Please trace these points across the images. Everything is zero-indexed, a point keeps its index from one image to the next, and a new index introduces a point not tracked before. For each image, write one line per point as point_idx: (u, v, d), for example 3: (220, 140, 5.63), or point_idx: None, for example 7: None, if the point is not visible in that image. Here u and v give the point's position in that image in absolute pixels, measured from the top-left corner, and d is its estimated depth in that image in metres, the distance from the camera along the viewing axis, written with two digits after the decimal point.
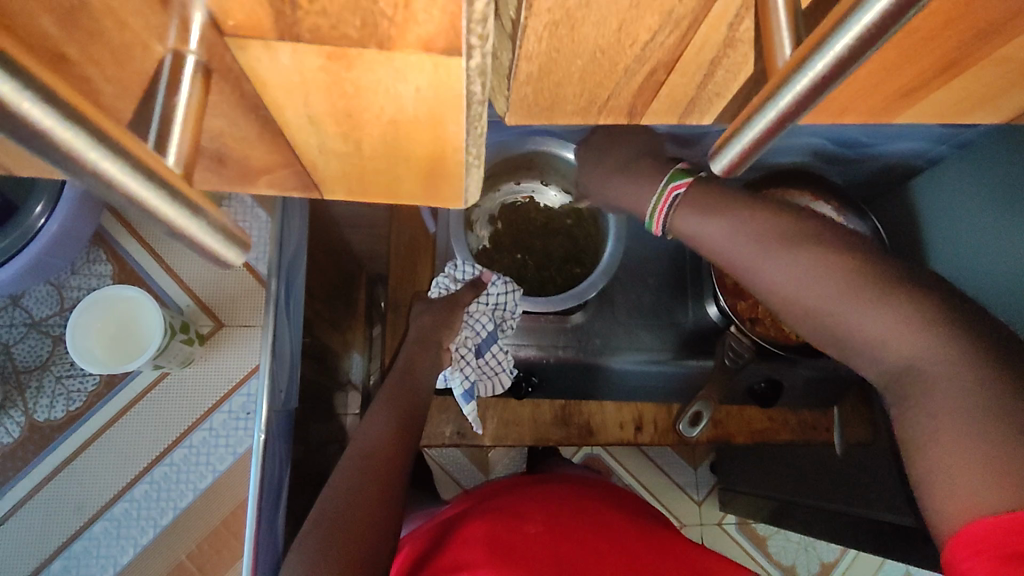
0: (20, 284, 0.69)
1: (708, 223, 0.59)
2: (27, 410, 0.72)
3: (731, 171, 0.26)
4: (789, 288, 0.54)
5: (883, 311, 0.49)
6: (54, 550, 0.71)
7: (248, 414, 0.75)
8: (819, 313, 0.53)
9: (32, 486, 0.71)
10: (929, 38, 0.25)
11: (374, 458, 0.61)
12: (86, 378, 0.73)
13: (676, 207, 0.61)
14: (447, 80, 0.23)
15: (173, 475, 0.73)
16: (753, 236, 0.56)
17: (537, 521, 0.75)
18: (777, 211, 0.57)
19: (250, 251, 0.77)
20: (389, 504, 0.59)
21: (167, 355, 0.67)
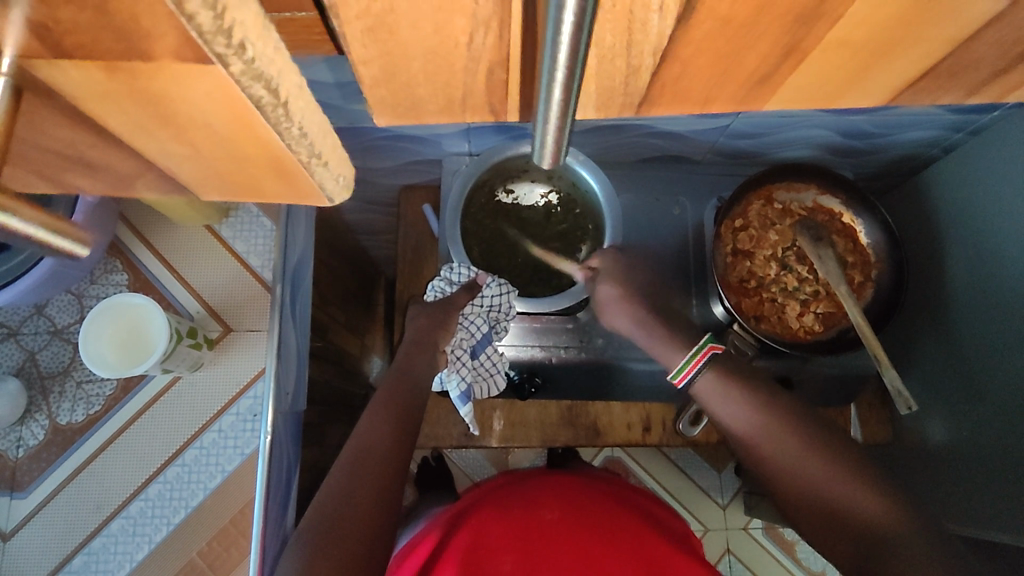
0: (41, 293, 0.73)
1: (725, 399, 0.70)
2: (51, 414, 0.74)
3: (556, 159, 0.33)
4: (787, 466, 0.64)
5: (866, 495, 0.59)
6: (75, 546, 0.70)
7: (254, 416, 0.75)
8: (811, 499, 0.62)
9: (56, 484, 0.72)
10: (752, 23, 0.26)
11: (371, 454, 0.63)
12: (104, 382, 0.74)
13: (705, 370, 0.71)
14: (224, 85, 0.24)
15: (189, 471, 0.73)
16: (750, 413, 0.67)
17: (554, 508, 0.76)
18: (774, 399, 0.68)
19: (254, 258, 0.79)
20: (383, 506, 0.60)
21: (173, 362, 0.70)
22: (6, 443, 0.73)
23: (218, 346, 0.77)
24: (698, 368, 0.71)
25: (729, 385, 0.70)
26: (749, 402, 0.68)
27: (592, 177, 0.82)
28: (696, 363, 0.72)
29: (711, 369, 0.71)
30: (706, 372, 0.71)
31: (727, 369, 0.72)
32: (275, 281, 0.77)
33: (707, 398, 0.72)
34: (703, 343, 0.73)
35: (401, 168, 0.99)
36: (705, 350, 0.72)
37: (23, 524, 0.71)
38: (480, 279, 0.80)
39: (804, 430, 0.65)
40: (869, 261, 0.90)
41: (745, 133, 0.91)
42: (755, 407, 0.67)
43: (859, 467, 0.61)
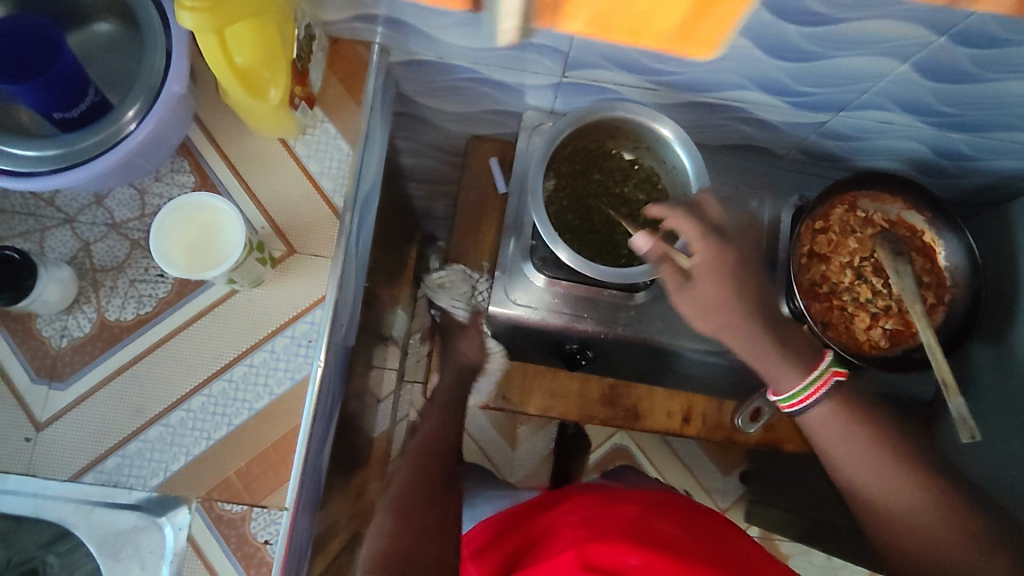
0: (106, 180, 0.69)
1: (841, 433, 0.71)
2: (100, 308, 0.71)
3: None
4: (903, 512, 0.67)
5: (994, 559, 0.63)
6: (110, 447, 0.68)
7: (310, 342, 0.71)
8: (918, 551, 0.66)
9: (97, 381, 0.69)
10: None
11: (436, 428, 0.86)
12: (158, 284, 0.71)
13: (827, 400, 0.72)
14: None
15: (235, 389, 0.70)
16: (868, 451, 0.70)
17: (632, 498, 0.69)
18: (894, 437, 0.70)
19: (327, 181, 0.75)
20: (427, 501, 0.73)
21: (239, 273, 0.67)
22: (51, 331, 0.70)
23: (281, 265, 0.73)
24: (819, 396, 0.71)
25: (848, 417, 0.71)
26: (881, 446, 0.69)
27: (685, 153, 0.78)
28: (818, 391, 0.71)
29: (831, 399, 0.72)
30: (828, 403, 0.72)
31: (848, 396, 0.73)
32: (346, 208, 0.74)
33: (813, 420, 0.73)
34: (825, 367, 0.73)
35: (474, 116, 0.96)
36: (828, 376, 0.72)
37: (58, 417, 0.68)
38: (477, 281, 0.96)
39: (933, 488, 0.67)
40: (945, 284, 0.87)
41: (837, 134, 0.90)
42: (882, 455, 0.69)
43: (974, 517, 0.66)
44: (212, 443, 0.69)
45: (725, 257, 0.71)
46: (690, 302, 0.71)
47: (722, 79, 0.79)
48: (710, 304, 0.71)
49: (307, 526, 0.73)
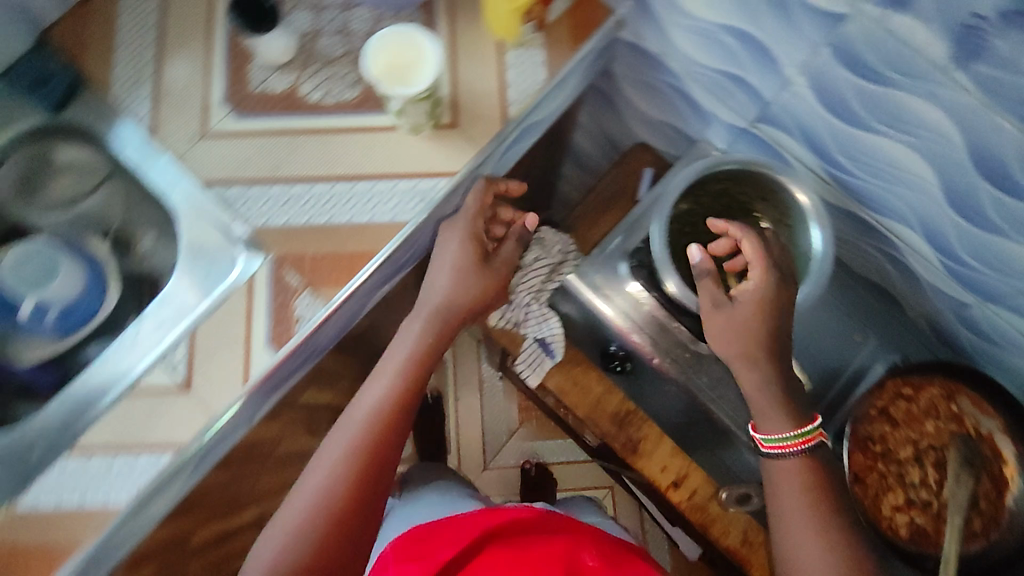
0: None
1: (790, 490, 0.69)
2: (296, 81, 0.82)
3: None
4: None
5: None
6: (242, 178, 0.79)
7: (424, 200, 0.79)
8: None
9: (262, 127, 0.80)
10: None
11: (366, 419, 0.75)
12: (347, 89, 0.82)
13: (799, 455, 0.70)
14: None
15: (349, 197, 0.78)
16: (808, 514, 0.67)
17: (592, 555, 0.78)
18: (837, 514, 0.68)
19: (513, 93, 0.83)
20: (365, 495, 0.72)
21: (406, 108, 0.76)
22: (257, 75, 0.82)
23: (439, 132, 0.81)
24: (792, 450, 0.70)
25: (807, 484, 0.69)
26: (824, 521, 0.67)
27: (819, 237, 0.78)
28: (800, 445, 0.70)
29: (802, 455, 0.70)
30: (798, 459, 0.70)
31: (824, 467, 0.71)
32: (514, 119, 0.81)
33: (779, 471, 0.71)
34: (812, 429, 0.71)
35: (659, 124, 1.01)
36: (806, 439, 0.71)
37: (220, 136, 0.80)
38: (519, 231, 0.88)
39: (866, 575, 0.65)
40: (998, 521, 0.81)
41: (973, 325, 0.86)
42: (825, 534, 0.66)
43: None
44: (308, 224, 0.77)
45: (780, 292, 0.73)
46: (724, 320, 0.73)
47: (896, 207, 0.80)
48: (742, 326, 0.72)
49: (330, 335, 0.79)
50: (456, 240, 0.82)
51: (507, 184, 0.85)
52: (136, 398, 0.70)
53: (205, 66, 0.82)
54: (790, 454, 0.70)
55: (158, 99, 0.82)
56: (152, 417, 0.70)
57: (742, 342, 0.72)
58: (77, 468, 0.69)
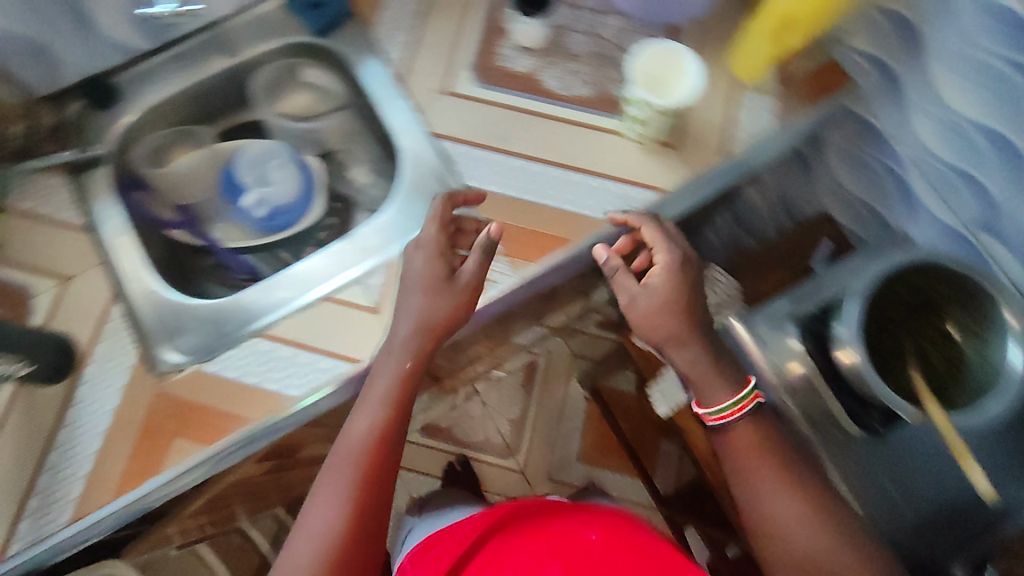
0: None
1: (753, 456, 0.69)
2: (540, 66, 0.86)
3: None
4: (814, 556, 0.64)
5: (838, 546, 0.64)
6: (469, 140, 0.84)
7: (629, 207, 0.81)
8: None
9: (499, 99, 0.85)
10: None
11: (352, 456, 0.68)
12: (585, 85, 0.85)
13: (745, 419, 0.70)
14: None
15: (560, 184, 0.82)
16: (766, 465, 0.68)
17: (596, 530, 0.76)
18: (778, 438, 0.70)
19: (739, 131, 0.83)
20: (364, 514, 0.66)
21: (650, 118, 0.76)
22: (507, 52, 0.86)
23: (660, 148, 0.82)
24: (733, 421, 0.70)
25: (756, 438, 0.70)
26: (791, 490, 0.67)
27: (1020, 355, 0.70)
28: (736, 415, 0.70)
29: (751, 418, 0.71)
30: (745, 425, 0.71)
31: (764, 423, 0.71)
32: (735, 156, 0.82)
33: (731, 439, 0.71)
34: (750, 391, 0.71)
35: None
36: (750, 397, 0.70)
37: (458, 96, 0.85)
38: (479, 241, 0.75)
39: (853, 540, 0.65)
40: None
41: None
42: (787, 483, 0.67)
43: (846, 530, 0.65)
44: (518, 198, 0.81)
45: (685, 271, 0.74)
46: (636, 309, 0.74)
47: None
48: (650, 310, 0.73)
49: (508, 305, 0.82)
50: (422, 257, 0.74)
51: (466, 193, 0.79)
52: (331, 305, 0.78)
53: (460, 30, 0.87)
54: (733, 421, 0.71)
55: (412, 48, 0.88)
56: (339, 327, 0.77)
57: (677, 321, 0.72)
58: (264, 350, 0.76)
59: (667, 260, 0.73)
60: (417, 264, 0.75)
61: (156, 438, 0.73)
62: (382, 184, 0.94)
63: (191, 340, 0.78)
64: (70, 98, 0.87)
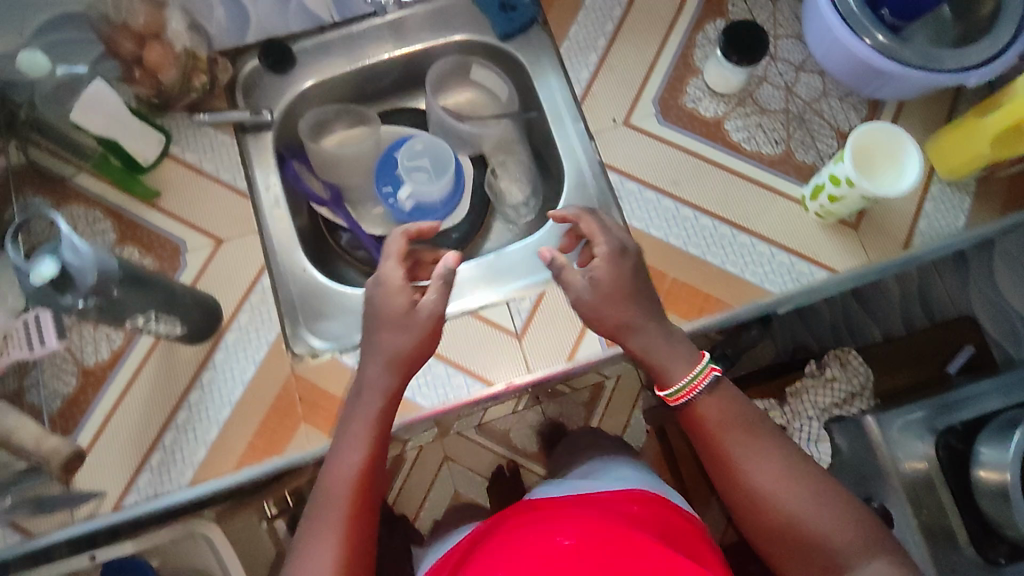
0: (840, 62, 0.80)
1: (723, 416, 0.68)
2: (726, 114, 0.82)
3: None
4: (771, 481, 0.65)
5: (816, 495, 0.65)
6: (639, 177, 0.81)
7: (796, 280, 0.77)
8: (763, 499, 0.66)
9: (676, 141, 0.82)
10: None
11: (335, 492, 0.65)
12: (770, 143, 0.81)
13: (708, 390, 0.68)
14: None
15: (729, 244, 0.78)
16: (722, 405, 0.68)
17: (569, 534, 0.62)
18: (741, 408, 0.69)
19: (924, 224, 0.79)
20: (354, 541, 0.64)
21: (850, 199, 0.71)
22: (692, 91, 0.83)
23: (839, 226, 0.78)
24: (699, 389, 0.67)
25: (726, 408, 0.68)
26: (755, 437, 0.68)
27: None
28: (700, 385, 0.68)
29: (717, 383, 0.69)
30: (709, 397, 0.68)
31: (728, 394, 0.69)
32: (917, 250, 0.78)
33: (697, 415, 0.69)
34: (705, 362, 0.68)
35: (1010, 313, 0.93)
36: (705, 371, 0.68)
37: (635, 129, 0.82)
38: (440, 277, 0.71)
39: (775, 435, 0.69)
40: None
41: None
42: (756, 433, 0.68)
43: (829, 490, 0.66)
44: (681, 249, 0.78)
45: (626, 260, 0.70)
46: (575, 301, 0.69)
47: None
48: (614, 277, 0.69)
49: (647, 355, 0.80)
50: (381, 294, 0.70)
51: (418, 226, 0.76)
52: (473, 321, 0.76)
53: (649, 62, 0.84)
54: (699, 394, 0.68)
55: (596, 69, 0.84)
56: (478, 346, 0.76)
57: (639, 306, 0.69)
58: None
59: (607, 249, 0.70)
60: (388, 295, 0.69)
61: (284, 417, 0.73)
62: (534, 199, 0.91)
63: (332, 326, 0.79)
64: (245, 55, 0.86)
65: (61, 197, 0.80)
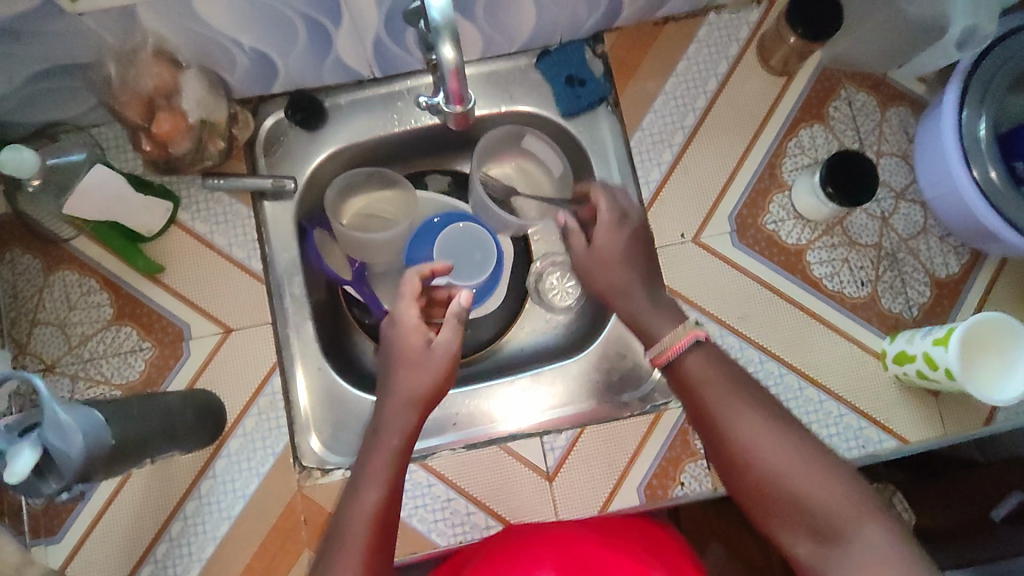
0: (952, 208, 0.69)
1: (711, 384, 0.52)
2: (809, 242, 0.73)
3: None
4: (781, 471, 0.48)
5: (801, 439, 0.49)
6: (703, 308, 0.72)
7: (862, 447, 0.70)
8: (777, 488, 0.49)
9: (749, 270, 0.72)
10: None
11: (351, 531, 0.51)
12: (854, 284, 0.72)
13: (695, 352, 0.54)
14: None
15: (796, 397, 0.70)
16: (717, 374, 0.53)
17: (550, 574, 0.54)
18: (726, 363, 0.54)
19: None
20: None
21: (934, 380, 0.64)
22: (775, 210, 0.73)
23: (915, 391, 0.71)
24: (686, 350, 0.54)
25: (712, 371, 0.53)
26: (739, 398, 0.51)
27: None
28: (686, 343, 0.54)
29: (705, 346, 0.54)
30: (700, 351, 0.54)
31: (710, 347, 0.55)
32: (996, 426, 0.71)
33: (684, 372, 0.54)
34: (690, 323, 0.55)
35: None
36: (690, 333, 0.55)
37: (704, 249, 0.73)
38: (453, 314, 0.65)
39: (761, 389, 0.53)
40: None
41: None
42: (754, 398, 0.51)
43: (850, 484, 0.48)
44: None
45: (635, 231, 0.67)
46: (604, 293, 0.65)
47: None
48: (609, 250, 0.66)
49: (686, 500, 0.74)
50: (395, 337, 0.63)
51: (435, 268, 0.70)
52: (504, 455, 0.70)
53: (731, 170, 0.74)
54: (688, 356, 0.54)
55: (668, 171, 0.74)
56: (506, 484, 0.70)
57: (633, 265, 0.64)
58: (419, 482, 0.70)
59: (609, 217, 0.67)
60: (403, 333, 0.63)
61: (287, 540, 0.68)
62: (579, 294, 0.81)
63: (347, 438, 0.72)
64: (268, 105, 0.74)
65: (53, 260, 0.71)
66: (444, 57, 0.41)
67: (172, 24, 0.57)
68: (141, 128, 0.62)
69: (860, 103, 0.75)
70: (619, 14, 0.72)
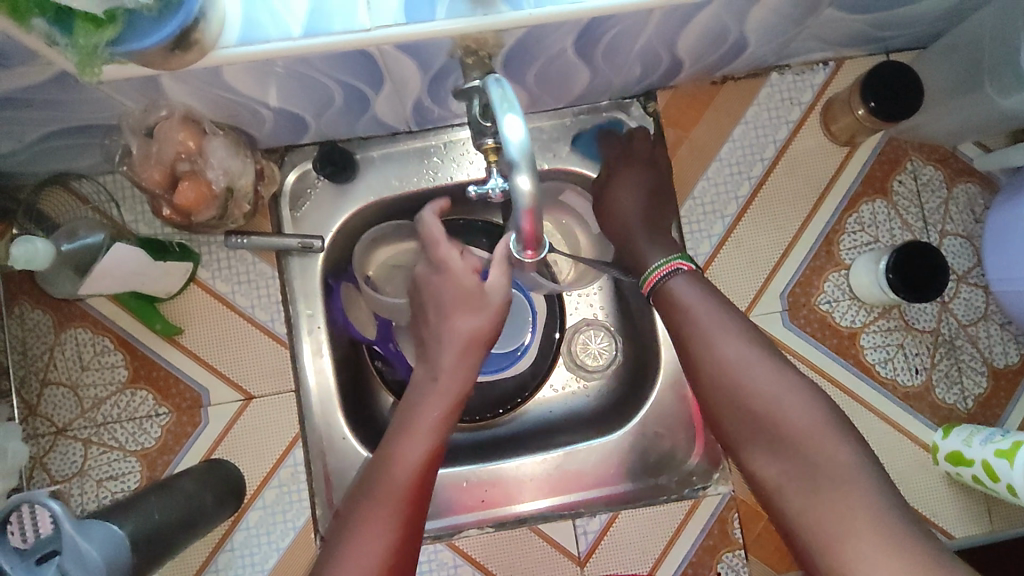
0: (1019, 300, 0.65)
1: (691, 293, 0.56)
2: (863, 325, 0.69)
3: None
4: (756, 370, 0.50)
5: (786, 375, 0.50)
6: None
7: None
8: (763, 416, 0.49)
9: (800, 353, 0.68)
10: None
11: (386, 476, 0.51)
12: (908, 373, 0.69)
13: (678, 274, 0.57)
14: None
15: None
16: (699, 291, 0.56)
17: None
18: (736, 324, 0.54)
19: None
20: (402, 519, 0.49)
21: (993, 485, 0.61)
22: (830, 289, 0.69)
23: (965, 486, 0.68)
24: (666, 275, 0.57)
25: (700, 293, 0.56)
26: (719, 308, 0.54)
27: None
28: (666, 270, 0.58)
29: (686, 275, 0.58)
30: (684, 274, 0.57)
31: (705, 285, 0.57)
32: None
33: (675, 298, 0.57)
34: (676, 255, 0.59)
35: None
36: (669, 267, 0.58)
37: None
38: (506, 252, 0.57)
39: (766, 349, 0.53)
40: None
41: None
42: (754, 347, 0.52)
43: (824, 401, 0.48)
44: None
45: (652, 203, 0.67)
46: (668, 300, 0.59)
47: None
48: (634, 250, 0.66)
49: None
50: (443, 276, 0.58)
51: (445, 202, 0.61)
52: (533, 536, 0.68)
53: (785, 245, 0.69)
54: (672, 278, 0.57)
55: (720, 243, 0.69)
56: (535, 566, 0.68)
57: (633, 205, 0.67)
58: (445, 561, 0.67)
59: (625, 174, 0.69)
60: (446, 284, 0.58)
61: None
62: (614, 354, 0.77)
63: None
64: (296, 155, 0.69)
65: (65, 316, 0.67)
66: (518, 195, 0.37)
67: (198, 92, 0.52)
68: (162, 192, 0.58)
69: (926, 177, 0.70)
70: (676, 75, 0.67)
